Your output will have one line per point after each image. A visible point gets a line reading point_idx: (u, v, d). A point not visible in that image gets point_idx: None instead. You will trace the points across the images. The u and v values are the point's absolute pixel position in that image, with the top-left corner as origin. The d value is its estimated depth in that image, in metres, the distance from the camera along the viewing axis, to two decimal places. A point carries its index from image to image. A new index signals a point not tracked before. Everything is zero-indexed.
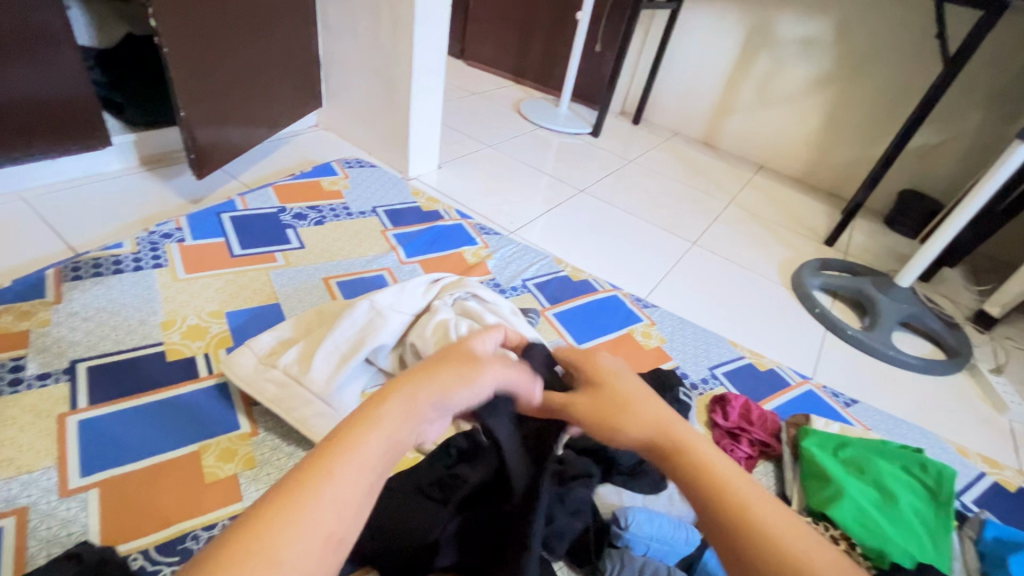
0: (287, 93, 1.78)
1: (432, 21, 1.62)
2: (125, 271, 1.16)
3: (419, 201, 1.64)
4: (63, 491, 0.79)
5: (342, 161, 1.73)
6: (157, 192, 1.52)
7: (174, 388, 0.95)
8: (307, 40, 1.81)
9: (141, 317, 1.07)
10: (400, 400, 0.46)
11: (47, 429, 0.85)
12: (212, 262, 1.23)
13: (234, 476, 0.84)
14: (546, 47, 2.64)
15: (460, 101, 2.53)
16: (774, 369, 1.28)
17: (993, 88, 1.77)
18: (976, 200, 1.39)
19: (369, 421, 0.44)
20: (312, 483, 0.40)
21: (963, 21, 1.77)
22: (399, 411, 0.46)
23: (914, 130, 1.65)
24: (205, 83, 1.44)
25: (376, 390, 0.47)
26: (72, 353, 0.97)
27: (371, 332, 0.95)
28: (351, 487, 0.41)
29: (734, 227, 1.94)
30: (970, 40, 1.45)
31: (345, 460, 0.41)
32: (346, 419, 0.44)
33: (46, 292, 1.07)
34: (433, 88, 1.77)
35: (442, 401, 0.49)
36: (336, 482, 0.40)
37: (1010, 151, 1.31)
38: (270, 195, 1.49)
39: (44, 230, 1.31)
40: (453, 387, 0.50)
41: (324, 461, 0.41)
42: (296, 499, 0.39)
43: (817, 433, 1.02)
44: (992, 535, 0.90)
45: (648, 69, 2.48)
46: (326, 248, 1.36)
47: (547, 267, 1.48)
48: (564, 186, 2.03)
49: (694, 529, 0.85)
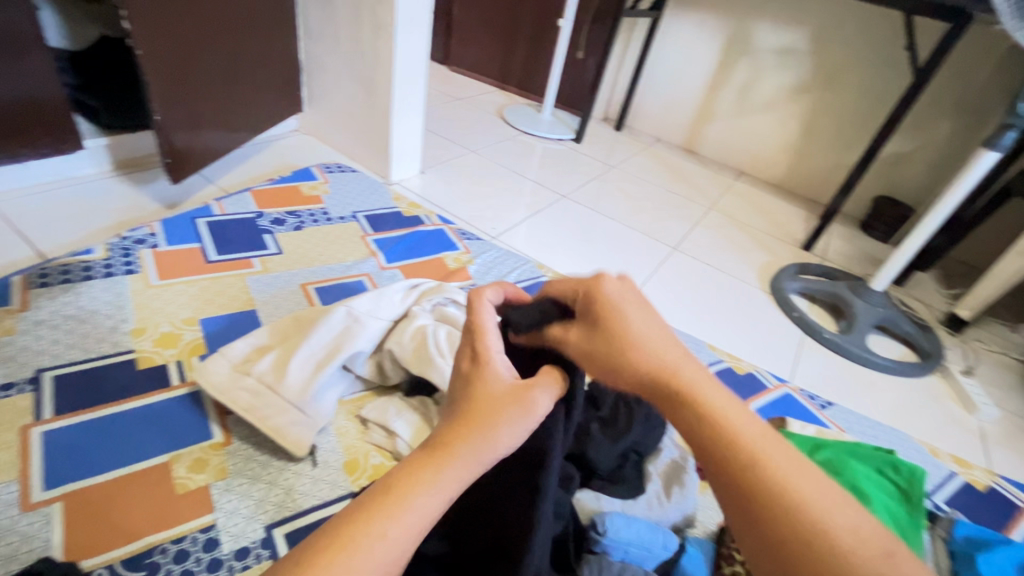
0: (266, 96, 1.76)
1: (414, 26, 1.62)
2: (95, 277, 1.13)
3: (400, 206, 1.63)
4: (25, 505, 0.76)
5: (322, 166, 1.72)
6: (131, 196, 1.50)
7: (144, 397, 0.93)
8: (287, 44, 1.79)
9: (111, 324, 1.04)
10: (456, 464, 0.47)
11: (10, 441, 0.83)
12: (186, 268, 1.21)
13: (206, 487, 0.83)
14: (529, 53, 2.65)
15: (443, 106, 2.53)
16: (752, 373, 1.30)
17: (961, 97, 1.82)
18: (944, 207, 1.43)
19: (427, 480, 0.45)
20: (367, 535, 0.42)
21: (932, 33, 1.82)
22: (450, 470, 0.46)
23: (886, 138, 1.70)
24: (180, 86, 1.42)
25: (435, 445, 0.48)
26: (38, 362, 0.94)
27: (348, 340, 0.94)
28: (404, 545, 0.43)
29: (714, 232, 1.97)
30: (938, 50, 1.49)
31: (400, 517, 0.43)
32: (405, 469, 0.46)
33: (12, 299, 1.04)
34: (415, 93, 1.77)
35: (497, 455, 0.49)
36: (387, 542, 0.42)
37: (977, 159, 1.35)
38: (247, 199, 1.47)
39: (11, 235, 1.27)
40: (498, 432, 0.49)
41: (375, 517, 0.43)
42: (345, 550, 0.41)
43: (793, 436, 1.03)
44: (963, 535, 0.91)
45: (629, 76, 2.51)
46: (305, 253, 1.35)
47: (528, 272, 1.48)
48: (547, 191, 2.04)
49: (671, 533, 0.86)
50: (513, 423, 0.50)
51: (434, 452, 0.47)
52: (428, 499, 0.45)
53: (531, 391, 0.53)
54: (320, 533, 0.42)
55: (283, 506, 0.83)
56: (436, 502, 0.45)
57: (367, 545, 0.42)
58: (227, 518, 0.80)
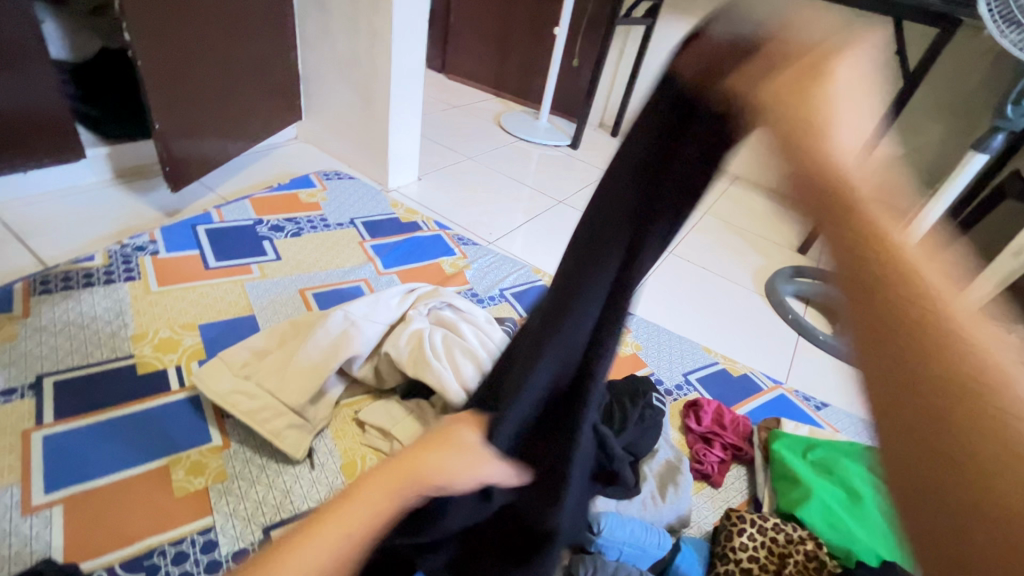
0: (264, 105, 1.79)
1: (410, 34, 1.65)
2: (96, 284, 1.15)
3: (397, 212, 1.65)
4: (26, 508, 0.77)
5: (321, 173, 1.74)
6: (132, 204, 1.51)
7: (144, 402, 0.94)
8: (285, 53, 1.82)
9: (111, 330, 1.05)
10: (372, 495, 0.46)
11: (11, 446, 0.84)
12: (186, 274, 1.23)
13: (205, 490, 0.84)
14: (524, 61, 2.68)
15: (440, 114, 2.55)
16: (747, 374, 1.31)
17: (950, 101, 1.85)
18: (933, 210, 1.44)
19: (339, 513, 0.45)
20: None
21: (921, 38, 1.85)
22: (363, 506, 0.46)
23: None
24: (180, 96, 1.45)
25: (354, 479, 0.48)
26: (39, 368, 0.96)
27: (344, 343, 0.96)
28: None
29: (709, 236, 1.99)
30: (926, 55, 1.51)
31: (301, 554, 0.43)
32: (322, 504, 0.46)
33: (13, 306, 1.06)
34: (412, 101, 1.79)
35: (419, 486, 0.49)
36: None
37: (966, 161, 1.38)
38: (246, 207, 1.49)
39: (13, 244, 1.29)
40: (426, 464, 0.49)
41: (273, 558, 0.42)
42: None
43: (787, 436, 1.05)
44: None
45: (624, 83, 2.54)
46: (303, 259, 1.36)
47: (524, 277, 1.50)
48: (543, 197, 2.06)
49: (666, 533, 0.86)
50: (439, 457, 0.50)
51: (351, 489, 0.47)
52: (323, 550, 0.43)
53: (460, 431, 0.55)
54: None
55: (281, 509, 0.84)
56: (338, 543, 0.44)
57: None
58: (225, 521, 0.81)
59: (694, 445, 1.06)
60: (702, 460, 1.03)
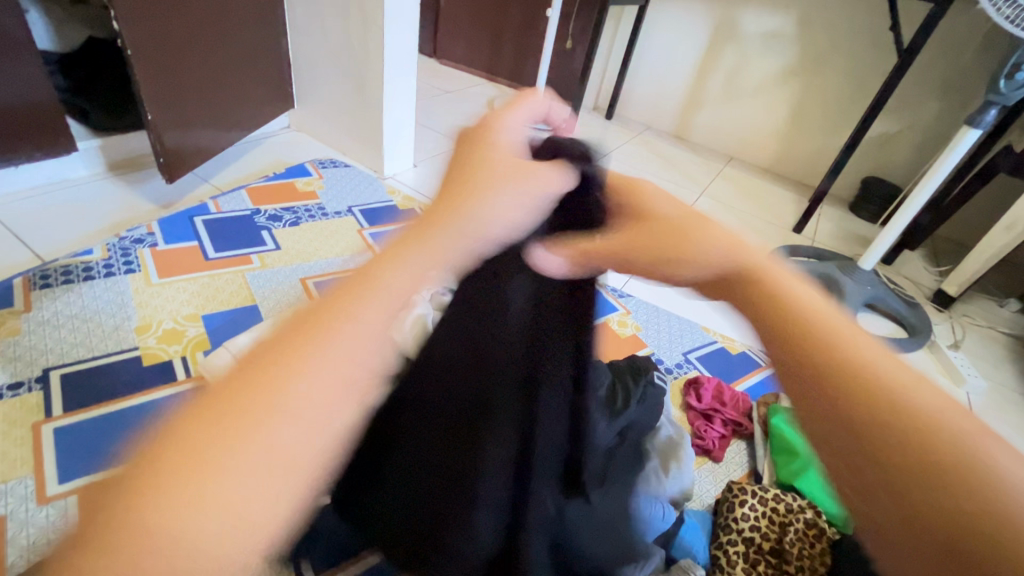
0: (256, 94, 1.77)
1: (403, 19, 1.63)
2: (95, 277, 1.14)
3: (395, 200, 1.65)
4: (41, 498, 0.79)
5: (317, 162, 1.73)
6: (127, 197, 1.50)
7: (152, 392, 0.95)
8: (276, 41, 1.79)
9: (114, 323, 1.06)
10: (390, 269, 0.44)
11: (23, 438, 0.85)
12: (187, 265, 1.23)
13: None
14: (517, 44, 2.66)
15: (434, 100, 2.53)
16: (746, 352, 1.33)
17: (945, 76, 1.85)
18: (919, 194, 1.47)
19: (369, 285, 0.43)
20: (280, 378, 0.38)
21: (916, 14, 1.85)
22: (391, 276, 0.44)
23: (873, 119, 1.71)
24: (171, 85, 1.43)
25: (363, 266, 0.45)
26: (44, 361, 0.96)
27: None
28: (328, 368, 0.39)
29: None
30: (922, 31, 1.51)
31: (331, 341, 0.40)
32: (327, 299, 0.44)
33: (14, 301, 1.06)
34: (406, 87, 1.78)
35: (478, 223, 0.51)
36: (304, 377, 0.39)
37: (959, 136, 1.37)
38: (243, 196, 1.49)
39: (9, 239, 1.28)
40: (468, 208, 0.52)
41: (285, 352, 0.39)
42: (262, 380, 0.38)
43: (785, 411, 1.06)
44: None
45: (619, 65, 2.52)
46: (302, 249, 1.36)
47: None
48: None
49: (670, 507, 0.90)
50: (509, 191, 0.56)
51: (377, 266, 0.45)
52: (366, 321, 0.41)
53: (533, 167, 0.60)
54: (206, 395, 0.38)
55: None
56: (372, 327, 0.42)
57: (284, 375, 0.38)
58: None
59: (695, 421, 1.08)
60: (702, 436, 1.05)
